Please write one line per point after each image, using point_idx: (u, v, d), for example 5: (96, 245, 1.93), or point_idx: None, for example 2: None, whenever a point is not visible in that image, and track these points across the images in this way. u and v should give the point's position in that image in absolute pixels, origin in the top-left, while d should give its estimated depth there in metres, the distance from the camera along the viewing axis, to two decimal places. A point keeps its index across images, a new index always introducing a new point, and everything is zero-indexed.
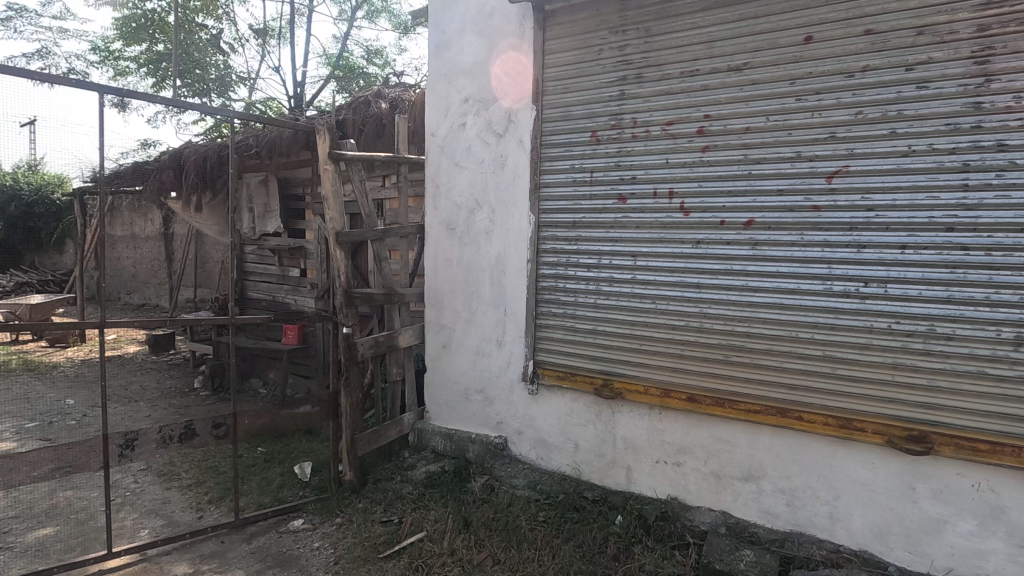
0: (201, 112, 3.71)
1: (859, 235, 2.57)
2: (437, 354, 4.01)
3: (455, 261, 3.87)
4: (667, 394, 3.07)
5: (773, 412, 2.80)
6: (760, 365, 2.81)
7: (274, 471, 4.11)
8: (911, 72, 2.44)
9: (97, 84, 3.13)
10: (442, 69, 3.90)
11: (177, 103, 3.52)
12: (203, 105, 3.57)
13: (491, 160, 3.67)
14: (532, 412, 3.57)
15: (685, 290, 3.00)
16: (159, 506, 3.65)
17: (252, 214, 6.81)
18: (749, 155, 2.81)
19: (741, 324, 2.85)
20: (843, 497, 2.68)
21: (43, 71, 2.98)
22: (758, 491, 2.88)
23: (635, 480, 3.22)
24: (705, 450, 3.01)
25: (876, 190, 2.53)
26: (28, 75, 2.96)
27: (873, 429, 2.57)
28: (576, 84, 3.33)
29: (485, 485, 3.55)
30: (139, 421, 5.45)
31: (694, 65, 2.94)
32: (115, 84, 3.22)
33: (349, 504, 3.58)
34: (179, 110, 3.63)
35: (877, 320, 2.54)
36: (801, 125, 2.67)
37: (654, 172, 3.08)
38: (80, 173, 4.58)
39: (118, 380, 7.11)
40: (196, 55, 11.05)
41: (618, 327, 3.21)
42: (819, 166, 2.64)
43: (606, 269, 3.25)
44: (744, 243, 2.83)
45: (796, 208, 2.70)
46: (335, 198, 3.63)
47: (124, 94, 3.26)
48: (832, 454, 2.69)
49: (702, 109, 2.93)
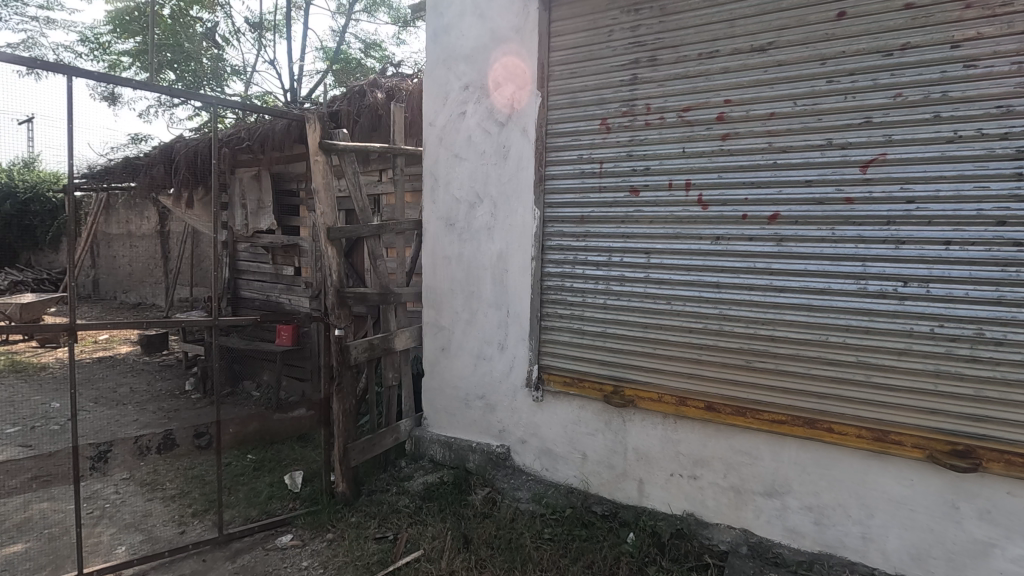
0: (200, 102, 3.44)
1: (898, 230, 2.34)
2: (435, 357, 3.78)
3: (455, 258, 3.64)
4: (683, 402, 2.85)
5: (800, 422, 2.57)
6: (785, 373, 2.59)
7: (263, 482, 3.87)
8: (957, 49, 2.21)
9: (86, 70, 2.87)
10: (440, 54, 3.66)
11: (171, 92, 3.23)
12: (198, 95, 3.30)
13: (493, 150, 3.44)
14: (537, 420, 3.34)
15: (703, 291, 2.77)
16: (140, 520, 3.42)
17: (245, 211, 6.57)
18: (774, 143, 2.58)
19: (764, 328, 2.62)
20: (877, 517, 2.46)
21: (23, 57, 2.74)
22: (782, 508, 2.66)
23: (647, 494, 3.00)
24: (723, 462, 2.79)
25: (916, 179, 2.30)
26: (6, 60, 2.70)
27: (911, 442, 2.35)
28: (585, 69, 3.09)
29: (486, 498, 3.32)
30: (124, 426, 5.21)
31: (713, 45, 2.71)
32: (103, 72, 2.96)
33: (341, 517, 3.34)
34: (177, 100, 3.36)
35: (917, 324, 2.32)
36: (832, 109, 2.45)
37: (669, 163, 2.85)
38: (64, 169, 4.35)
39: (107, 382, 6.88)
40: (188, 46, 10.75)
41: (630, 330, 2.98)
42: (852, 155, 2.42)
43: (617, 267, 3.02)
44: (769, 239, 2.60)
45: (826, 201, 2.47)
46: (328, 191, 3.41)
47: (111, 82, 3.00)
48: (865, 469, 2.47)
49: (722, 94, 2.70)
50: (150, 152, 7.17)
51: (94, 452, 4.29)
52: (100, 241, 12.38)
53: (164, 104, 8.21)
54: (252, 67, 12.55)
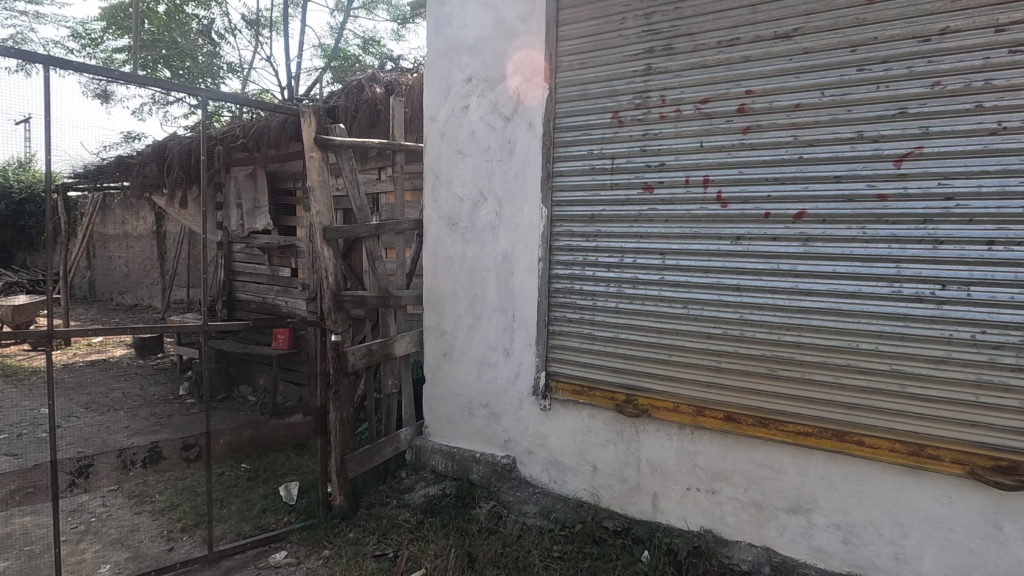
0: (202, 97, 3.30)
1: (935, 229, 2.18)
2: (437, 363, 3.61)
3: (458, 259, 3.47)
4: (701, 413, 2.68)
5: (828, 435, 2.41)
6: (812, 382, 2.42)
7: (256, 494, 3.70)
8: (1002, 34, 2.05)
9: (91, 66, 2.75)
10: (441, 45, 3.50)
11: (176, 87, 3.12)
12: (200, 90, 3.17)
13: (497, 145, 3.27)
14: (544, 429, 3.18)
15: (723, 294, 2.61)
16: (126, 536, 3.25)
17: (240, 210, 6.39)
18: (800, 137, 2.41)
19: (789, 334, 2.46)
20: (912, 536, 2.29)
21: (28, 52, 2.63)
22: (808, 526, 2.50)
23: (662, 509, 2.84)
24: (744, 476, 2.63)
25: (956, 174, 2.14)
26: (9, 54, 2.59)
27: (950, 458, 2.19)
28: (596, 59, 2.93)
29: (491, 512, 3.15)
30: (115, 434, 5.03)
31: (734, 33, 2.54)
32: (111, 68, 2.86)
33: (338, 533, 3.17)
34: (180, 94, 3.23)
35: (957, 330, 2.15)
36: (863, 100, 2.28)
37: (686, 158, 2.69)
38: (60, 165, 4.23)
39: (99, 387, 6.70)
40: (182, 41, 10.56)
41: (644, 335, 2.82)
42: (885, 148, 2.25)
43: (630, 269, 2.85)
44: (794, 239, 2.44)
45: (857, 198, 2.31)
46: (324, 189, 3.22)
47: (117, 77, 2.89)
48: (899, 485, 2.30)
49: (743, 84, 2.53)
50: (144, 151, 7.01)
51: (77, 465, 4.09)
52: (97, 242, 12.23)
53: (158, 102, 8.03)
54: (250, 65, 12.41)
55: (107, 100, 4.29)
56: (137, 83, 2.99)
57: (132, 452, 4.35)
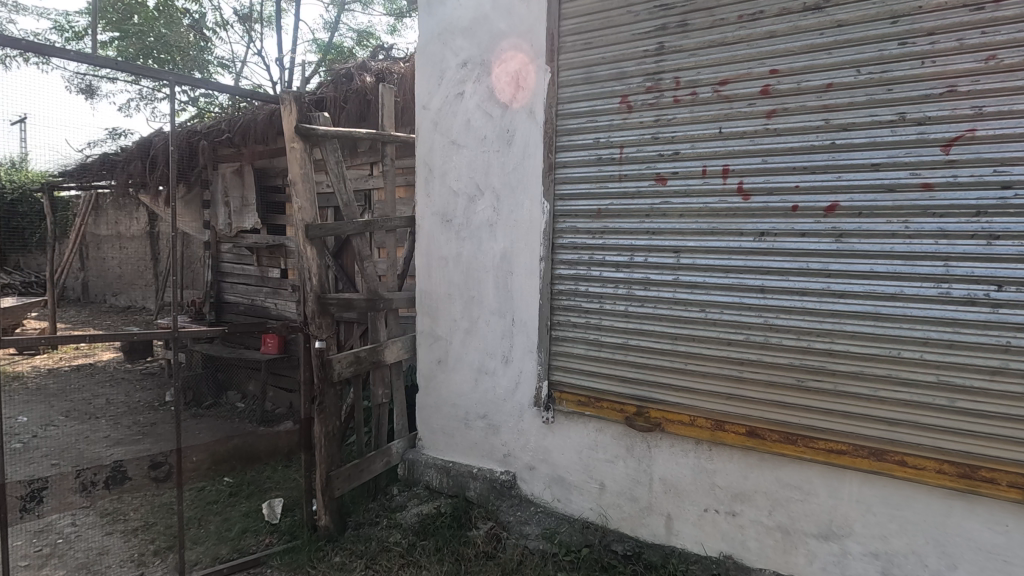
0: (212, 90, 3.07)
1: (990, 222, 1.92)
2: (430, 371, 3.36)
3: (453, 259, 3.22)
4: (721, 427, 2.43)
5: (864, 453, 2.15)
6: (847, 394, 2.17)
7: (238, 511, 3.45)
8: None
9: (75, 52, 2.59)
10: (434, 26, 3.24)
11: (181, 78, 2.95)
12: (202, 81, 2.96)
13: (495, 135, 3.02)
14: (547, 443, 2.93)
15: (745, 296, 2.35)
16: (93, 560, 3.00)
17: (227, 208, 6.13)
18: (832, 120, 2.16)
19: (820, 341, 2.20)
20: (961, 568, 2.04)
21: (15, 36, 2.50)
22: (841, 554, 2.24)
23: (676, 531, 2.59)
24: (769, 497, 2.37)
25: (1015, 160, 1.88)
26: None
27: (1007, 481, 1.93)
28: (602, 38, 2.67)
29: (490, 534, 2.90)
30: (92, 446, 4.77)
31: (757, 5, 2.28)
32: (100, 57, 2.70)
33: (323, 557, 2.91)
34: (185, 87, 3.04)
35: (1017, 336, 1.90)
36: (906, 77, 2.02)
37: (702, 146, 2.43)
38: (46, 157, 4.02)
39: (83, 394, 6.43)
40: (171, 36, 10.30)
41: (656, 342, 2.56)
42: (931, 132, 1.99)
43: (641, 268, 2.60)
44: (826, 234, 2.18)
45: (898, 188, 2.05)
46: (305, 182, 2.99)
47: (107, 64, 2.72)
48: (947, 511, 2.05)
49: (767, 63, 2.27)
50: (127, 148, 6.80)
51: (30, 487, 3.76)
52: (89, 243, 11.98)
53: (145, 98, 7.77)
54: (245, 61, 12.13)
55: (95, 97, 4.02)
56: (127, 70, 2.81)
57: (92, 473, 4.07)
